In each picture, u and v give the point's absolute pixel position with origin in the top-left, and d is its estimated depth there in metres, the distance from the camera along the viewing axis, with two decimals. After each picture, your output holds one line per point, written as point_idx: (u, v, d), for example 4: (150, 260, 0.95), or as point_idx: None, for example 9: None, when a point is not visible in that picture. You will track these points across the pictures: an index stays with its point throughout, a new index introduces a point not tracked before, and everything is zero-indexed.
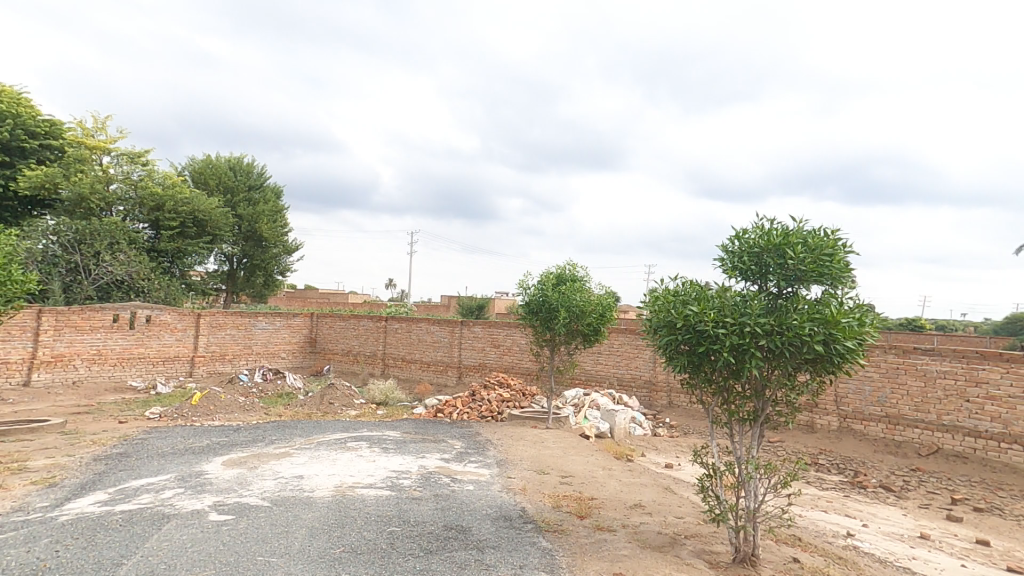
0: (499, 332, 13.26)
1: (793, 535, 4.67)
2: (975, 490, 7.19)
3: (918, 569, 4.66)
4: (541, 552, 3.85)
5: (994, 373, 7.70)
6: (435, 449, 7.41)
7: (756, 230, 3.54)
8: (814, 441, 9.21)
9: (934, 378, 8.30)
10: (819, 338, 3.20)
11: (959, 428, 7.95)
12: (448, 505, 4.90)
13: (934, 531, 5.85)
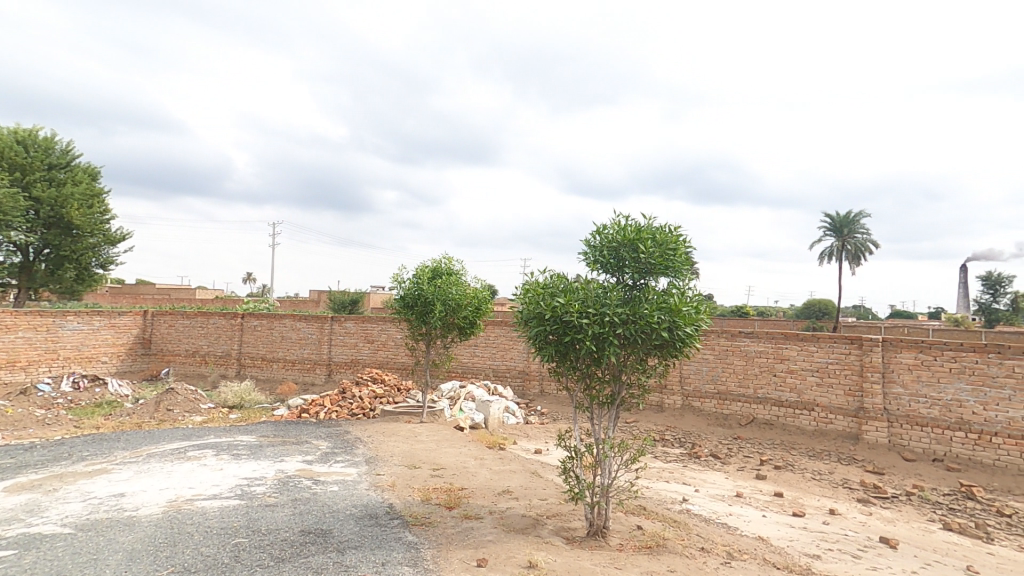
0: (373, 327, 12.84)
1: (638, 505, 5.18)
2: (777, 451, 8.59)
3: (733, 523, 5.43)
4: (406, 546, 3.84)
5: (794, 351, 9.24)
6: (296, 451, 7.01)
7: (614, 225, 3.82)
8: (663, 419, 10.25)
9: (752, 356, 9.68)
10: (665, 325, 3.57)
11: (769, 399, 9.41)
12: (308, 509, 4.66)
13: (747, 489, 6.85)
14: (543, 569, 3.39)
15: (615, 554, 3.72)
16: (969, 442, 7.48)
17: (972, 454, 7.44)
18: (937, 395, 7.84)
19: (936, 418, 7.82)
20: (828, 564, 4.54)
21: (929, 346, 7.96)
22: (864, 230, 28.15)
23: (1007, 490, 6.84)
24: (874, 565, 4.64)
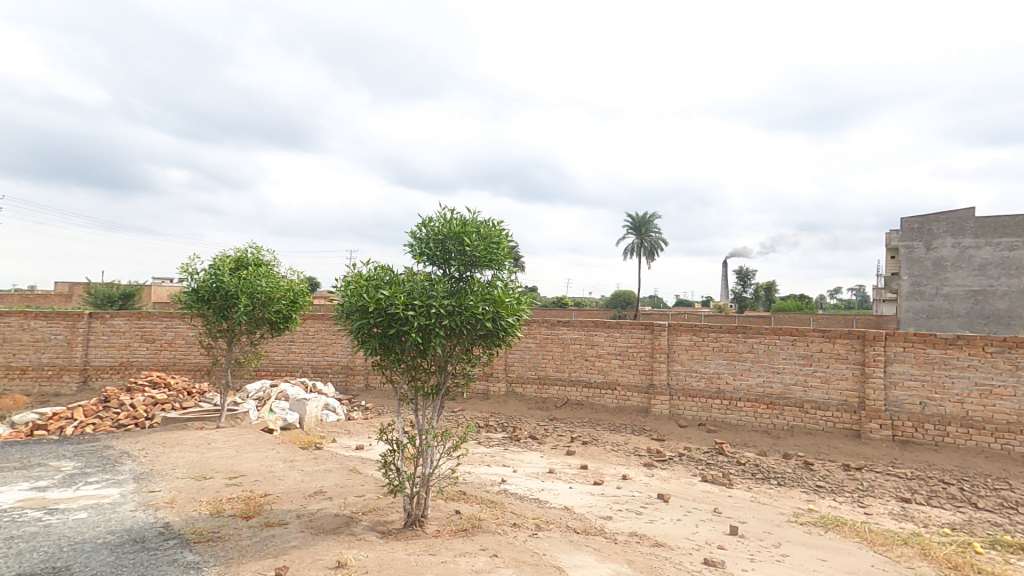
0: (152, 324, 11.14)
1: (459, 491, 5.35)
2: (585, 428, 9.61)
3: (544, 497, 5.94)
4: (181, 568, 3.43)
5: (602, 337, 10.35)
6: (23, 478, 5.71)
7: (440, 218, 3.86)
8: (487, 406, 10.74)
9: (568, 343, 10.60)
10: (489, 315, 3.72)
11: (580, 381, 10.44)
12: (36, 545, 3.85)
13: (558, 465, 7.55)
14: (351, 567, 3.31)
15: (431, 540, 3.80)
16: (723, 408, 9.33)
17: (725, 417, 9.32)
18: (704, 369, 9.54)
19: (703, 389, 9.53)
20: (617, 523, 5.24)
21: (699, 328, 9.62)
22: (656, 229, 32.70)
23: (746, 444, 8.71)
24: (652, 518, 5.48)
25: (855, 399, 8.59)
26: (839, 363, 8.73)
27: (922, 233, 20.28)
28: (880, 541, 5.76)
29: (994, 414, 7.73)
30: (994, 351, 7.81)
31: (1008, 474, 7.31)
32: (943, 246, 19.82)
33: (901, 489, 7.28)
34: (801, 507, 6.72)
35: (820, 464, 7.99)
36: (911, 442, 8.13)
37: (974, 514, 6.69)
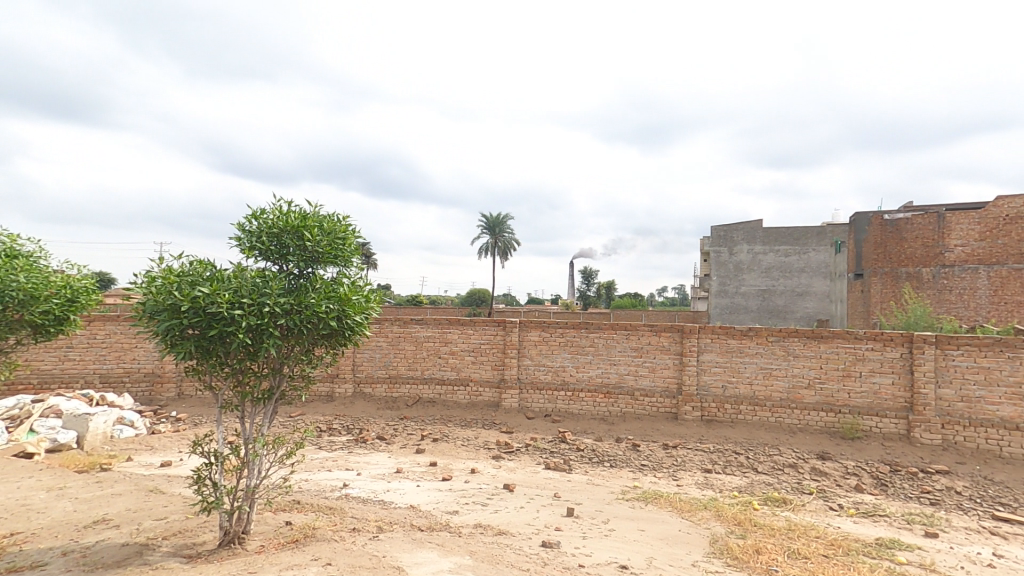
0: None
1: (292, 501, 5.03)
2: (436, 425, 9.62)
3: (389, 498, 5.83)
4: None
5: (456, 335, 10.44)
6: None
7: (274, 211, 3.58)
8: (332, 409, 10.23)
9: (421, 341, 10.52)
10: (333, 314, 3.54)
11: (433, 378, 10.44)
12: None
13: (406, 464, 7.47)
14: None
15: (253, 558, 3.52)
16: (566, 399, 10.04)
17: (568, 407, 10.04)
18: (551, 363, 10.16)
19: (550, 382, 10.15)
20: (463, 516, 5.35)
21: (547, 324, 10.20)
22: (508, 230, 34.06)
23: (585, 430, 9.47)
24: (496, 508, 5.70)
25: (674, 385, 9.89)
26: (663, 353, 9.96)
27: (726, 240, 23.86)
28: (686, 507, 6.83)
29: (772, 391, 9.51)
30: (774, 341, 9.53)
31: (780, 441, 9.01)
32: (741, 252, 23.61)
33: (705, 462, 8.55)
34: (627, 485, 7.57)
35: (645, 445, 9.01)
36: (714, 420, 9.63)
37: (756, 477, 8.14)
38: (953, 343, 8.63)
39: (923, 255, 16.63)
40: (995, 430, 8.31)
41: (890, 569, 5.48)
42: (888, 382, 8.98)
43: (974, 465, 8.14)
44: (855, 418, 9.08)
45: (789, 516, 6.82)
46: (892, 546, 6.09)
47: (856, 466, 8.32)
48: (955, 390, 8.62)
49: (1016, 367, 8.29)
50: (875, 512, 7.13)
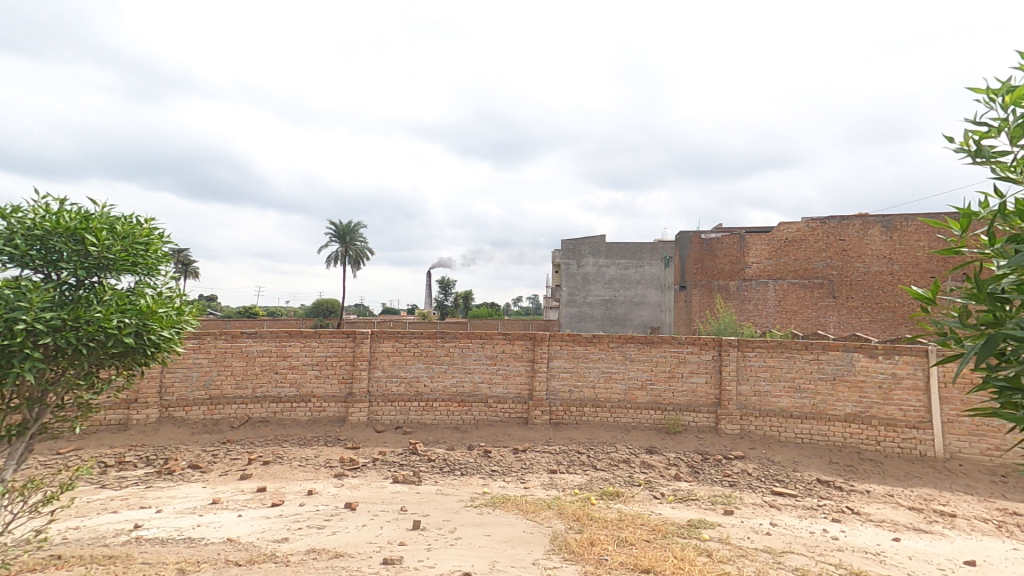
0: None
1: (52, 556, 4.26)
2: (268, 446, 8.84)
3: (198, 534, 5.20)
4: None
5: (297, 348, 9.72)
6: None
7: (38, 214, 3.59)
8: (126, 439, 8.86)
9: (254, 356, 9.62)
10: (128, 327, 3.63)
11: (267, 397, 9.62)
12: None
13: (226, 493, 6.74)
14: None
15: None
16: (419, 409, 9.93)
17: (421, 417, 9.94)
18: (404, 374, 9.97)
19: (402, 394, 9.95)
20: (293, 543, 4.97)
21: (401, 334, 10.01)
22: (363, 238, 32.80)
23: (437, 440, 9.44)
24: (334, 529, 5.40)
25: (525, 391, 10.37)
26: (516, 360, 10.37)
27: (574, 253, 25.73)
28: (531, 508, 7.19)
29: (611, 393, 10.40)
30: (614, 346, 10.43)
31: (617, 439, 9.88)
32: (586, 264, 25.59)
33: (551, 463, 9.17)
34: (477, 492, 7.80)
35: (496, 451, 9.33)
36: (561, 423, 10.28)
37: (594, 474, 8.85)
38: (750, 346, 10.20)
39: (730, 271, 19.58)
40: (778, 417, 10.01)
41: (697, 546, 6.29)
42: (703, 381, 10.33)
43: (762, 450, 9.70)
44: (676, 415, 10.29)
45: (620, 508, 7.50)
46: (699, 526, 7.00)
47: (676, 457, 9.42)
48: (751, 386, 10.19)
49: (794, 365, 10.04)
50: (689, 497, 8.12)
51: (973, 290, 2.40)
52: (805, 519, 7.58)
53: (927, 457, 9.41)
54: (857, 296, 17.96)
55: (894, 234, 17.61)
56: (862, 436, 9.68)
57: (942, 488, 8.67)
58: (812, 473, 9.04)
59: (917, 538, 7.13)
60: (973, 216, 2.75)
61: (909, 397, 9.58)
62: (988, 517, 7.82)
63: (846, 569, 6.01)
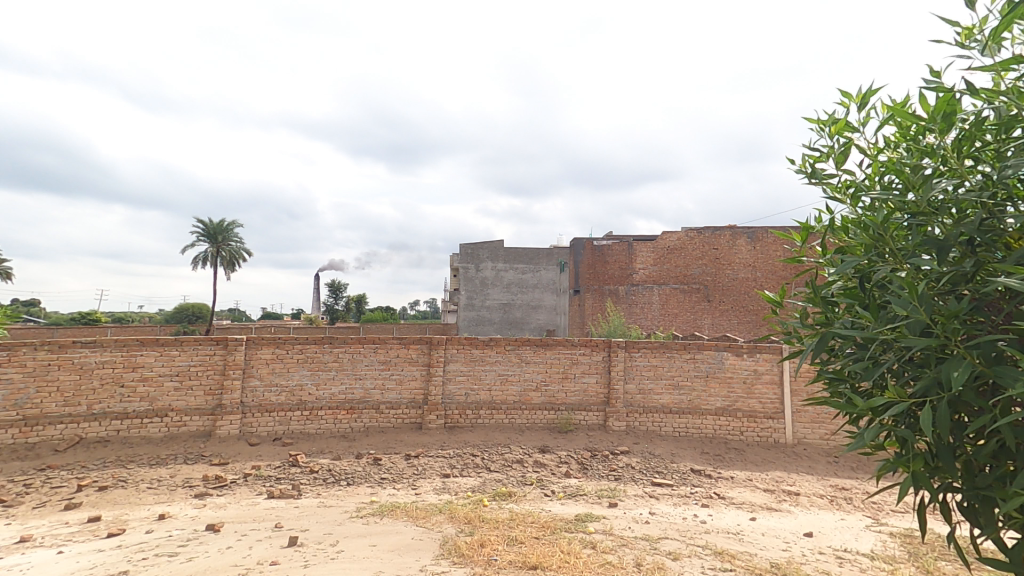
0: None
1: None
2: (106, 469, 8.03)
3: None
4: None
5: (149, 357, 8.94)
6: None
7: None
8: None
9: (91, 369, 8.70)
10: None
11: (108, 414, 8.75)
12: None
13: (43, 528, 6.01)
14: None
15: None
16: (303, 419, 9.62)
17: (304, 427, 9.62)
18: (286, 383, 9.56)
19: (282, 403, 9.55)
20: None
21: (284, 340, 9.64)
22: (235, 238, 31.03)
23: (322, 450, 9.18)
24: (191, 556, 5.05)
25: (420, 396, 10.45)
26: (411, 365, 10.38)
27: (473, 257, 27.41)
28: (422, 514, 7.14)
29: (506, 395, 10.76)
30: (510, 349, 10.72)
31: (511, 440, 10.21)
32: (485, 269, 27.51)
33: (444, 467, 9.21)
34: (364, 501, 7.61)
35: (387, 458, 9.21)
36: (457, 426, 10.48)
37: (488, 476, 9.02)
38: (637, 346, 10.86)
39: (620, 275, 20.87)
40: (660, 413, 10.78)
41: (582, 539, 6.59)
42: (593, 381, 10.89)
43: (644, 444, 10.41)
44: (568, 414, 10.77)
45: (512, 507, 7.68)
46: (585, 519, 7.35)
47: (567, 455, 9.83)
48: (636, 384, 10.89)
49: (673, 364, 10.84)
50: (577, 492, 8.49)
51: (811, 293, 2.84)
52: (679, 506, 8.24)
53: (780, 443, 10.62)
54: (727, 300, 19.86)
55: (756, 244, 19.73)
56: (729, 427, 10.71)
57: (791, 470, 9.86)
58: (687, 463, 9.86)
59: (770, 516, 8.04)
60: (810, 231, 3.19)
61: (767, 391, 10.75)
62: (824, 493, 9.01)
63: (711, 549, 6.62)
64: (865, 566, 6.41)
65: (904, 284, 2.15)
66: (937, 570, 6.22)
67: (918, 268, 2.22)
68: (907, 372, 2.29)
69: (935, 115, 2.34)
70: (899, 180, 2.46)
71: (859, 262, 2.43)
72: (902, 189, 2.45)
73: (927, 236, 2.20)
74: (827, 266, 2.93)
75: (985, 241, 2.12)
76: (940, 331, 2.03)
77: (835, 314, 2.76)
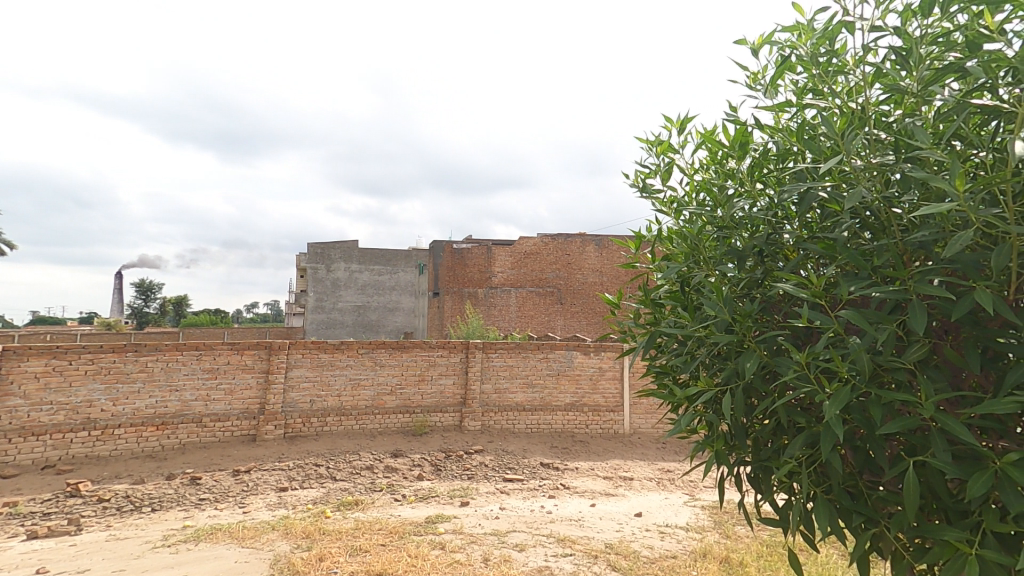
0: None
1: None
2: None
3: None
4: None
5: None
6: None
7: None
8: None
9: None
10: None
11: None
12: None
13: None
14: None
15: None
16: (91, 439, 8.70)
17: (92, 450, 8.70)
18: (68, 400, 8.57)
19: (61, 423, 8.55)
20: None
21: (64, 351, 8.53)
22: None
23: (116, 475, 8.34)
24: None
25: (256, 406, 9.75)
26: (245, 373, 9.63)
27: (323, 257, 26.73)
28: (250, 534, 6.52)
29: (358, 400, 10.34)
30: (363, 352, 10.32)
31: (360, 447, 9.82)
32: (337, 269, 26.90)
33: (281, 480, 8.56)
34: (174, 528, 6.88)
35: (208, 476, 8.46)
36: (298, 435, 9.89)
37: (332, 486, 8.55)
38: (494, 348, 11.06)
39: (479, 279, 21.30)
40: (513, 411, 11.12)
41: (431, 541, 6.52)
42: (450, 382, 10.89)
43: (498, 442, 10.65)
44: (424, 416, 10.67)
45: (358, 517, 7.31)
46: (436, 521, 7.29)
47: (420, 458, 9.69)
48: (492, 384, 11.11)
49: (528, 363, 11.23)
50: (429, 495, 8.40)
51: (642, 295, 3.04)
52: (527, 499, 8.56)
53: (618, 433, 11.57)
54: (577, 302, 21.26)
55: (602, 250, 21.44)
56: (576, 421, 11.39)
57: (627, 457, 10.79)
58: (536, 458, 10.28)
59: (607, 501, 8.71)
60: (644, 238, 3.30)
61: (610, 385, 11.62)
62: (652, 476, 9.99)
63: (554, 537, 6.97)
64: (681, 537, 7.21)
65: (713, 288, 2.39)
66: (736, 534, 7.22)
67: (724, 275, 2.49)
68: (715, 365, 2.57)
69: (734, 144, 2.66)
70: (710, 199, 2.74)
71: (680, 269, 2.66)
72: (712, 206, 2.73)
73: (730, 246, 2.49)
74: (657, 272, 3.11)
75: (770, 253, 2.45)
76: (738, 328, 2.30)
77: (662, 314, 2.98)
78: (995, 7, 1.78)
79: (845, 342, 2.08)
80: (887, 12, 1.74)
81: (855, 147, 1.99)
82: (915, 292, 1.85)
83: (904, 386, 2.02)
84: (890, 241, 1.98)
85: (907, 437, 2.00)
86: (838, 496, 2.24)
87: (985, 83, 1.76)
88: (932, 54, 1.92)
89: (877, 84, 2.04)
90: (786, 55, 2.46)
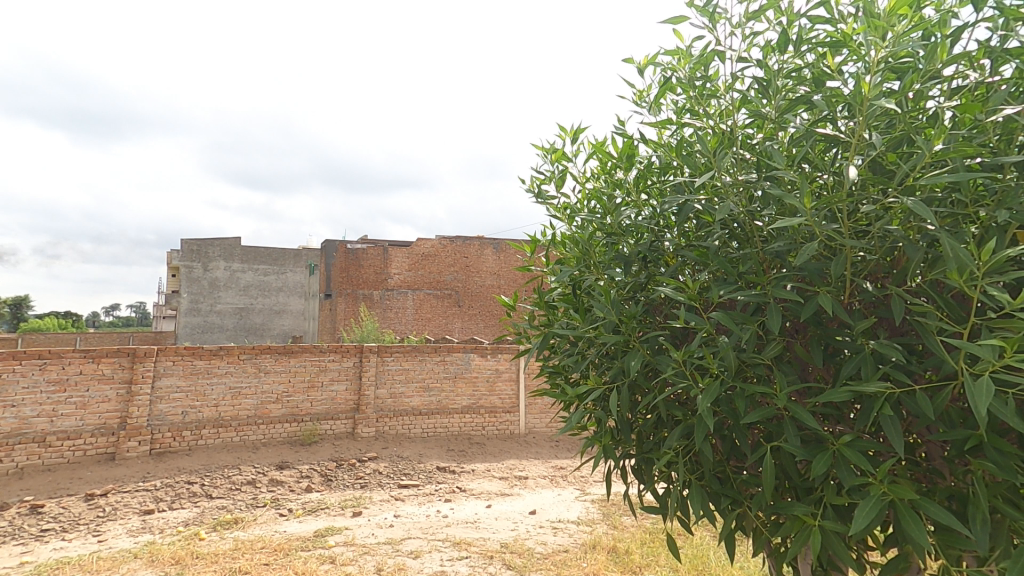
0: None
1: None
2: None
3: None
4: None
5: None
6: None
7: None
8: None
9: None
10: None
11: None
12: None
13: None
14: None
15: None
16: None
17: None
18: None
19: None
20: None
21: None
22: None
23: None
24: None
25: (115, 421, 8.61)
26: (103, 384, 8.48)
27: (200, 255, 24.49)
28: (105, 565, 5.71)
29: (238, 410, 9.52)
30: (245, 358, 9.54)
31: (240, 460, 9.05)
32: (216, 268, 24.76)
33: (146, 502, 7.63)
34: (8, 566, 5.87)
35: (53, 503, 7.33)
36: (167, 451, 8.90)
37: (207, 505, 7.76)
38: (389, 352, 10.73)
39: (374, 280, 20.65)
40: (409, 416, 10.86)
41: (320, 555, 6.15)
42: (343, 388, 10.39)
43: (393, 448, 10.33)
44: (313, 425, 10.05)
45: (236, 536, 6.71)
46: (325, 534, 6.89)
47: (308, 469, 9.13)
48: (387, 389, 10.77)
49: (424, 366, 11.03)
50: (318, 507, 7.93)
51: (537, 298, 3.08)
52: (423, 504, 8.39)
53: (514, 433, 11.73)
54: (475, 305, 21.39)
55: (500, 253, 21.75)
56: (473, 423, 11.37)
57: (522, 457, 10.96)
58: (433, 462, 10.12)
59: (503, 501, 8.79)
60: (539, 242, 3.35)
61: (506, 387, 11.76)
62: (547, 474, 10.25)
63: (450, 541, 6.89)
64: (573, 531, 7.46)
65: (602, 292, 2.48)
66: (622, 524, 7.63)
67: (612, 279, 2.59)
68: (604, 364, 2.66)
69: (622, 156, 2.79)
70: (600, 207, 2.84)
71: (572, 272, 2.73)
72: (602, 214, 2.84)
73: (618, 252, 2.61)
74: (551, 275, 3.16)
75: (653, 259, 2.59)
76: (624, 329, 2.41)
77: (555, 316, 3.04)
78: (835, 50, 2.02)
79: (715, 341, 2.24)
80: (751, 45, 1.90)
81: (725, 164, 2.15)
82: (772, 296, 2.04)
83: (762, 379, 2.23)
84: (752, 250, 2.18)
85: (765, 426, 2.20)
86: (711, 482, 2.42)
87: (828, 115, 1.98)
88: (786, 87, 2.13)
89: (743, 109, 2.22)
90: (667, 76, 2.64)
